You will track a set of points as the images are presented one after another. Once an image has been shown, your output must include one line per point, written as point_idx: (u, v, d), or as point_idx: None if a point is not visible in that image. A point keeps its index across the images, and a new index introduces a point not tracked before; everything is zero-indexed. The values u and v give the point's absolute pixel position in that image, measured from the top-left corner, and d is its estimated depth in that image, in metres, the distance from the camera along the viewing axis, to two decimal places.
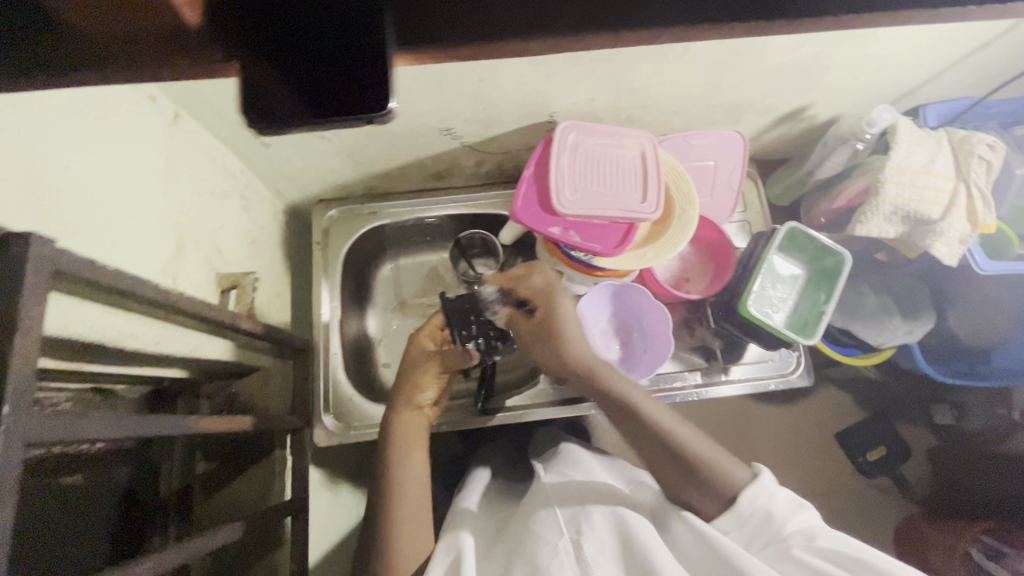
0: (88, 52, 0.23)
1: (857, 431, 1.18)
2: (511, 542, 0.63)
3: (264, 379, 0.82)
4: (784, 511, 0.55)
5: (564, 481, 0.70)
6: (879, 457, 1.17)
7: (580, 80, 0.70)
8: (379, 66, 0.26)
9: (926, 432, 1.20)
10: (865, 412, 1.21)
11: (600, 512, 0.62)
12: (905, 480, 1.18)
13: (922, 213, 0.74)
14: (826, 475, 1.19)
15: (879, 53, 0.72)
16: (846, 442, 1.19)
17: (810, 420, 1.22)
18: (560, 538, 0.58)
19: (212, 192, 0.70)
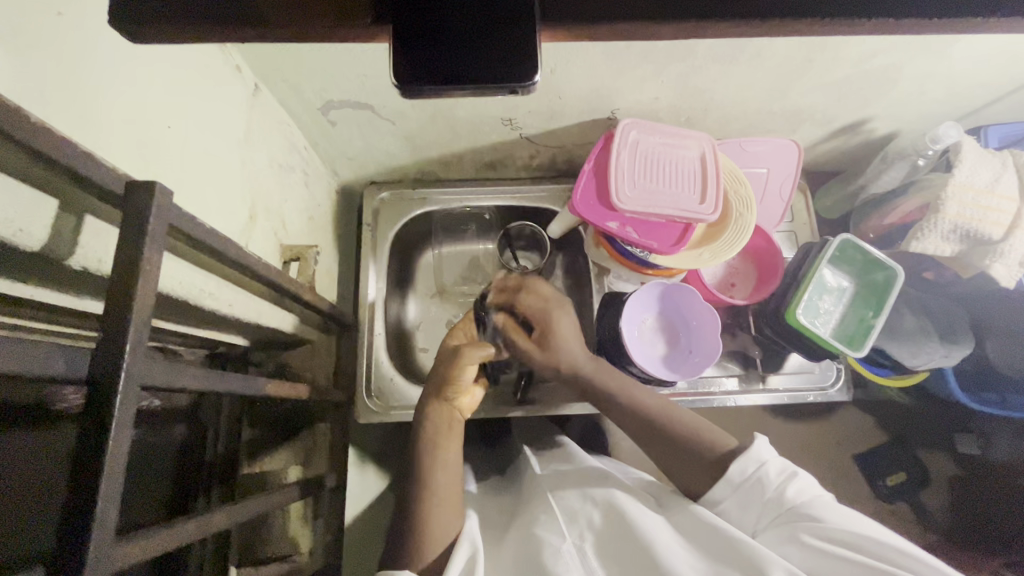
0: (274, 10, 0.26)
1: (883, 454, 1.16)
2: (523, 534, 0.61)
3: (310, 352, 0.84)
4: (775, 478, 0.57)
5: (561, 481, 0.70)
6: (899, 482, 1.14)
7: (649, 77, 0.71)
8: (526, 38, 0.27)
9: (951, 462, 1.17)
10: (892, 436, 1.19)
11: (601, 506, 0.61)
12: (927, 509, 1.14)
13: (982, 233, 0.74)
14: (846, 497, 1.16)
15: (950, 69, 0.72)
16: (869, 464, 1.16)
17: (834, 439, 1.20)
18: (563, 542, 0.57)
19: (280, 165, 0.71)
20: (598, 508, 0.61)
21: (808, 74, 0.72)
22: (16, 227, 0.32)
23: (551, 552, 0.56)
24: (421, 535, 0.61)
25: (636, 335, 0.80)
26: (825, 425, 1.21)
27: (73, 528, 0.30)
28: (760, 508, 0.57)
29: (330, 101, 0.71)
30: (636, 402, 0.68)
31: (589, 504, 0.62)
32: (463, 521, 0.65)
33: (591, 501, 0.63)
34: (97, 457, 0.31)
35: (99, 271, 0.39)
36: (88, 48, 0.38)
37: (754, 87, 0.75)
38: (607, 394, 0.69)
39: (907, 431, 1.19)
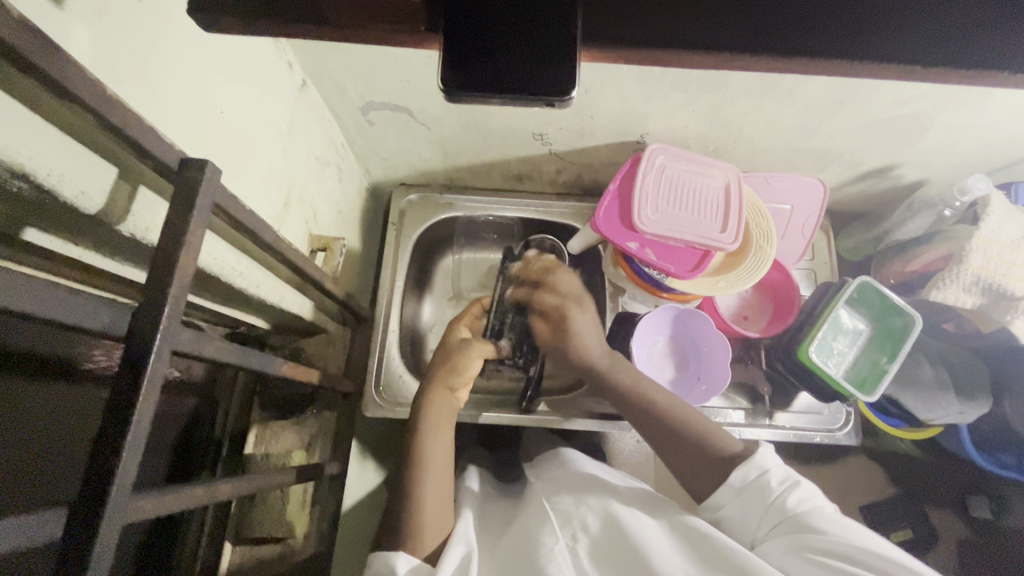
0: (341, 14, 0.28)
1: (887, 507, 1.14)
2: (517, 538, 0.62)
3: (326, 342, 0.87)
4: (778, 486, 0.57)
5: (559, 485, 0.70)
6: (904, 539, 1.11)
7: (680, 105, 0.73)
8: (569, 54, 0.29)
9: (960, 524, 1.13)
10: (898, 489, 1.16)
11: (596, 512, 0.62)
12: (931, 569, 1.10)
13: (1005, 287, 0.74)
14: None
15: (982, 121, 0.72)
16: (873, 516, 1.14)
17: (838, 485, 1.18)
18: (556, 543, 0.57)
19: (317, 159, 0.75)
20: (592, 514, 0.61)
21: (839, 115, 0.73)
22: (78, 189, 0.34)
23: (544, 551, 0.56)
24: (414, 516, 0.62)
25: (645, 356, 0.80)
26: (830, 470, 1.19)
27: (98, 473, 0.32)
28: (760, 514, 0.57)
29: (371, 102, 0.74)
30: (661, 406, 0.68)
31: (584, 508, 0.63)
32: (450, 523, 0.64)
33: (585, 506, 0.63)
34: (126, 409, 0.33)
35: (145, 239, 0.42)
36: (157, 31, 0.40)
37: (785, 124, 0.76)
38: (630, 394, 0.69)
39: (915, 484, 1.16)
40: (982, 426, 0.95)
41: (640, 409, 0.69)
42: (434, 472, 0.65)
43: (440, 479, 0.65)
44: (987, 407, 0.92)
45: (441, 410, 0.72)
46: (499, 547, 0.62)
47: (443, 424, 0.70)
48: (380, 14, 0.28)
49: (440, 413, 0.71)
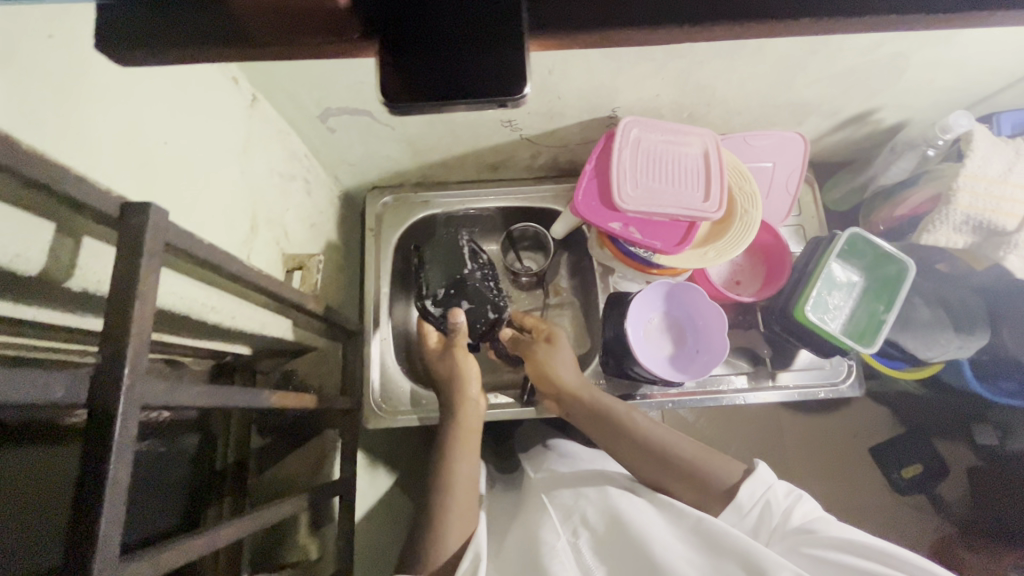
0: (266, 29, 0.26)
1: (895, 447, 1.23)
2: (521, 534, 0.63)
3: (318, 360, 0.83)
4: (783, 501, 0.60)
5: (557, 480, 0.71)
6: (914, 474, 1.21)
7: (648, 75, 0.70)
8: (519, 47, 0.26)
9: (966, 453, 1.23)
10: (902, 428, 1.27)
11: (595, 503, 0.63)
12: (941, 499, 1.22)
13: (995, 223, 0.71)
14: (861, 488, 1.24)
15: (957, 55, 0.70)
16: (880, 456, 1.24)
17: (844, 430, 1.28)
18: (558, 539, 0.59)
19: (281, 175, 0.72)
20: (591, 506, 0.63)
21: (812, 66, 0.70)
22: (10, 253, 0.32)
23: (546, 548, 0.58)
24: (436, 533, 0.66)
25: (641, 335, 0.78)
26: (837, 418, 1.29)
27: (77, 550, 0.30)
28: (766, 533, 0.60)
29: (328, 108, 0.71)
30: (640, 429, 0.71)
31: (583, 501, 0.64)
32: (473, 524, 0.69)
33: (585, 498, 0.64)
34: (97, 478, 0.31)
35: (100, 291, 0.40)
36: (79, 68, 0.38)
37: (757, 80, 0.74)
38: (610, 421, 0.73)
39: (923, 422, 1.25)
40: (985, 359, 0.96)
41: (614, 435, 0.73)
42: (460, 486, 0.72)
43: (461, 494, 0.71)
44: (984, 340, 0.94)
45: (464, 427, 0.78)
46: (504, 547, 0.64)
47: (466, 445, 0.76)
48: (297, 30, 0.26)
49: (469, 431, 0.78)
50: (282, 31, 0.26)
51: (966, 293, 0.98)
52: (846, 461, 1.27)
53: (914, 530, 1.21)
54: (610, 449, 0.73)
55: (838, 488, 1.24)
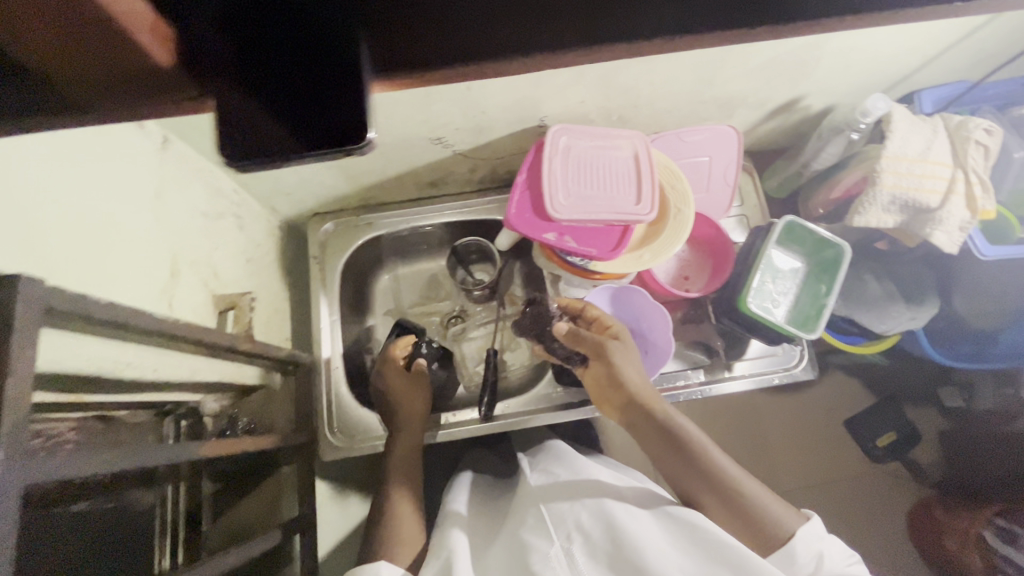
0: (85, 91, 0.24)
1: (868, 417, 1.26)
2: (510, 544, 0.64)
3: (268, 396, 0.82)
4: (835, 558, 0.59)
5: (554, 481, 0.71)
6: (889, 442, 1.24)
7: (568, 84, 0.70)
8: (359, 87, 0.27)
9: (937, 416, 1.27)
10: (876, 397, 1.29)
11: (590, 510, 0.63)
12: (917, 464, 1.26)
13: (920, 202, 0.73)
14: (840, 461, 1.28)
15: (869, 42, 0.71)
16: (855, 428, 1.27)
17: (820, 405, 1.30)
18: (551, 547, 0.60)
19: (205, 215, 0.70)
20: (585, 512, 0.63)
21: (730, 63, 0.71)
22: None
23: (539, 557, 0.59)
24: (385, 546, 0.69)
25: (591, 341, 0.78)
26: (812, 395, 1.31)
27: None
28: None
29: None
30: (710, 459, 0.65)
31: (577, 507, 0.64)
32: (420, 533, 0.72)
33: (579, 504, 0.65)
34: None
35: None
36: None
37: (678, 80, 0.74)
38: (677, 443, 0.66)
39: (893, 389, 1.28)
40: (941, 325, 1.09)
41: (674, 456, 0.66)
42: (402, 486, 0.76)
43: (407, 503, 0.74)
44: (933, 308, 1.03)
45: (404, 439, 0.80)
46: (490, 557, 0.65)
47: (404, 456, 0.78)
48: (119, 96, 0.25)
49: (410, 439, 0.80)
50: (100, 91, 0.25)
51: (913, 265, 1.06)
52: (819, 437, 1.29)
53: (893, 495, 1.25)
54: (664, 466, 0.67)
55: (817, 464, 1.27)
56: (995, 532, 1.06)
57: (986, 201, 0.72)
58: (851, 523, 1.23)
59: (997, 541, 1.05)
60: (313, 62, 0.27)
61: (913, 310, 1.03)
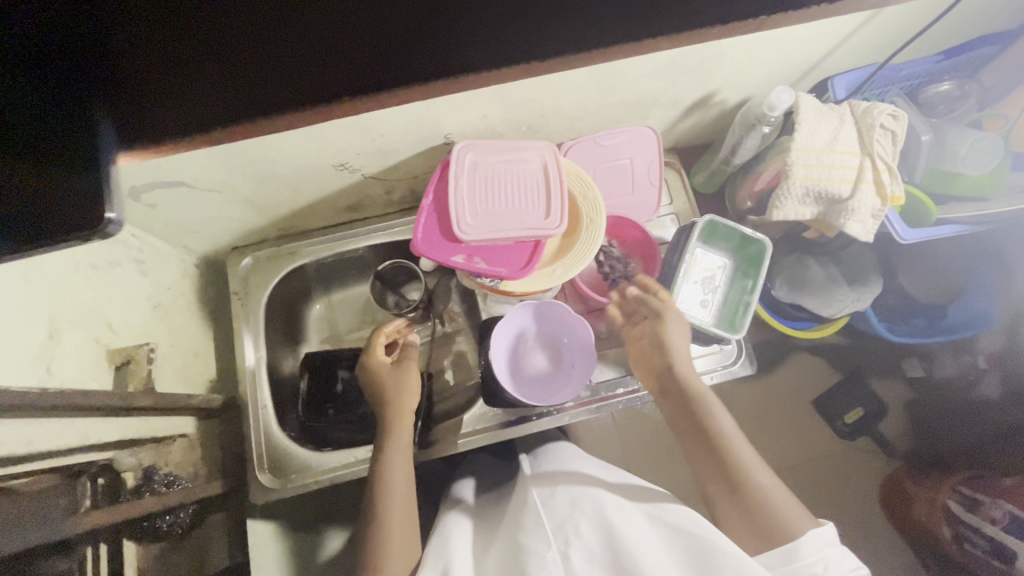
0: None
1: (835, 396, 1.25)
2: (501, 556, 0.63)
3: (190, 445, 0.79)
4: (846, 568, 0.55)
5: (551, 486, 0.71)
6: (856, 418, 1.24)
7: (462, 102, 0.67)
8: (97, 177, 0.36)
9: (902, 388, 1.26)
10: (842, 374, 1.27)
11: (589, 517, 0.62)
12: (884, 438, 1.25)
13: (831, 192, 0.72)
14: (813, 442, 1.26)
15: (768, 39, 0.70)
16: (824, 408, 1.25)
17: (788, 389, 1.27)
18: (548, 550, 0.59)
19: (95, 266, 0.67)
20: (584, 517, 0.62)
21: (628, 68, 0.69)
22: None
23: (536, 560, 0.58)
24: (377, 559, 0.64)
25: (516, 359, 0.77)
26: (778, 378, 1.28)
27: None
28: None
29: (134, 187, 0.66)
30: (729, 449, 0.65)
31: (576, 513, 0.63)
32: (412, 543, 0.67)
33: (579, 510, 0.64)
34: None
35: None
36: None
37: (579, 88, 0.72)
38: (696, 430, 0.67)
39: (856, 364, 1.27)
40: (891, 302, 1.11)
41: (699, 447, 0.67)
42: (399, 487, 0.70)
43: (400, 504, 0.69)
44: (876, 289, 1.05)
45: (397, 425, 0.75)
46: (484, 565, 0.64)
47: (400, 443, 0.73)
48: None
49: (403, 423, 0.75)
50: None
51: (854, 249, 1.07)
52: (788, 420, 1.27)
53: (866, 471, 1.24)
54: (691, 458, 0.68)
55: (787, 447, 1.25)
56: (959, 498, 1.10)
57: (894, 186, 0.72)
58: (826, 504, 1.22)
59: (959, 506, 1.09)
60: (80, 146, 0.37)
61: (857, 292, 1.04)
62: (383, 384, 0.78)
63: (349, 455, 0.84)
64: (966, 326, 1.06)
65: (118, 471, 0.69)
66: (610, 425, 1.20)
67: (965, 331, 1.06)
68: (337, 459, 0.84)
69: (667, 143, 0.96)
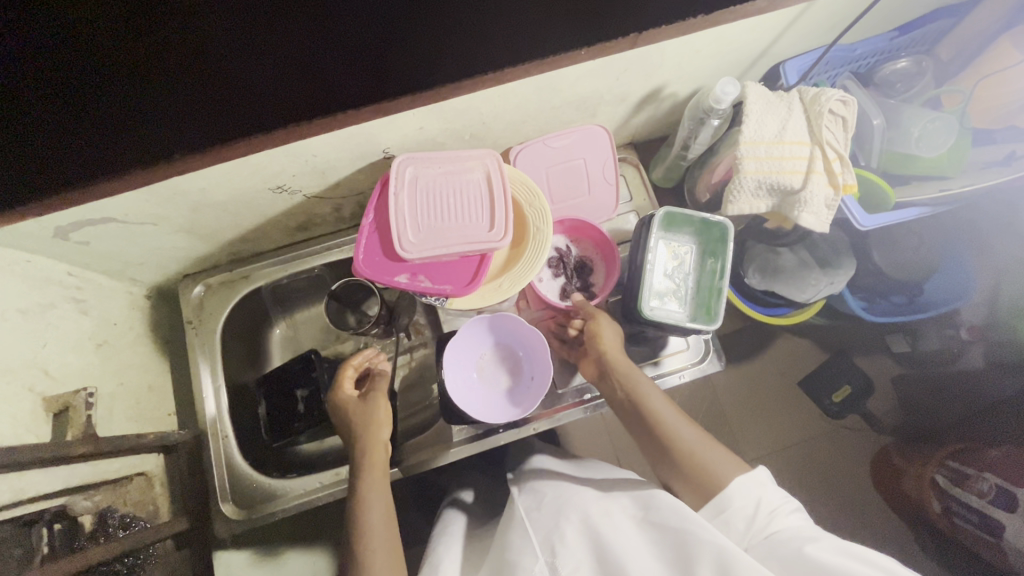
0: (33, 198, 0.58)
1: (820, 376, 1.24)
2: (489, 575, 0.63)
3: (148, 483, 0.77)
4: (775, 501, 0.59)
5: (539, 494, 0.70)
6: (845, 397, 1.23)
7: (393, 117, 0.64)
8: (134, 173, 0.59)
9: (888, 363, 1.25)
10: (826, 352, 1.26)
11: (574, 524, 0.61)
12: (874, 416, 1.23)
13: (784, 184, 0.70)
14: (802, 426, 1.25)
15: (708, 32, 0.67)
16: (810, 388, 1.25)
17: (773, 371, 1.26)
18: (535, 564, 0.58)
19: (24, 311, 0.64)
20: (569, 525, 0.61)
21: (564, 70, 0.66)
22: None
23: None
24: None
25: (472, 372, 0.76)
26: (762, 362, 1.27)
27: None
28: (747, 530, 0.58)
29: (61, 227, 0.64)
30: (665, 421, 0.69)
31: (561, 521, 0.62)
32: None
33: (564, 518, 0.63)
34: None
35: None
36: None
37: (517, 93, 0.69)
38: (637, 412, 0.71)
39: (840, 343, 1.25)
40: (867, 282, 1.08)
41: (641, 430, 0.71)
42: (375, 525, 0.68)
43: (382, 538, 0.67)
44: (852, 270, 1.01)
45: (371, 461, 0.73)
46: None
47: (373, 479, 0.71)
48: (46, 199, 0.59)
49: (374, 456, 0.73)
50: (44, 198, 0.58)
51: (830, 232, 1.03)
52: (774, 404, 1.25)
53: (855, 450, 1.23)
54: (640, 442, 0.72)
55: (774, 433, 1.24)
56: (946, 473, 1.04)
57: (846, 174, 0.70)
58: (816, 487, 1.22)
59: (946, 481, 1.03)
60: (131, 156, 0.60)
61: (830, 275, 1.01)
62: (352, 417, 0.77)
63: (315, 480, 0.84)
64: (943, 304, 1.04)
65: (73, 518, 0.66)
66: (593, 423, 1.19)
67: (942, 309, 1.04)
68: (306, 484, 0.84)
69: (623, 138, 0.94)
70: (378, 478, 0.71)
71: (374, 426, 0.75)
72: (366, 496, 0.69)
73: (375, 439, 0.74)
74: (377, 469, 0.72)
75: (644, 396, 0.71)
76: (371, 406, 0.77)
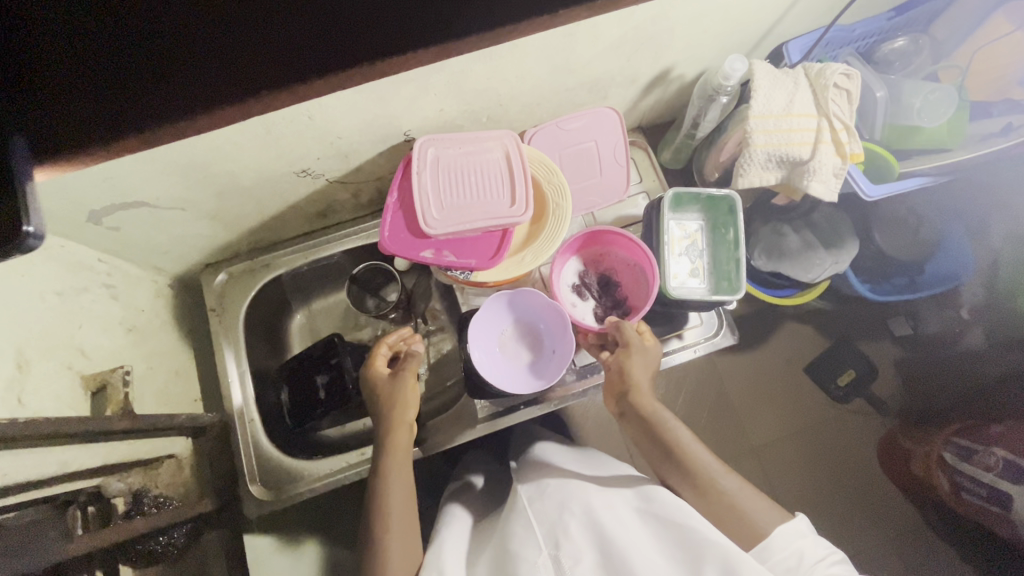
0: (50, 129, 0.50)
1: (825, 363, 1.24)
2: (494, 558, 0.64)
3: (178, 466, 0.78)
4: (817, 551, 0.56)
5: (541, 483, 0.71)
6: (850, 380, 1.23)
7: (416, 96, 0.66)
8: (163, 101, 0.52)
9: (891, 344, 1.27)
10: (830, 340, 1.26)
11: (577, 515, 0.62)
12: (879, 400, 1.23)
13: (792, 155, 0.73)
14: (811, 411, 1.25)
15: (719, 9, 0.69)
16: (816, 376, 1.24)
17: (780, 354, 1.27)
18: (538, 555, 0.59)
19: (60, 294, 0.66)
20: (573, 517, 0.62)
21: (580, 49, 0.68)
22: None
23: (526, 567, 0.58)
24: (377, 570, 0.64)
25: (495, 349, 0.78)
26: (773, 345, 1.27)
27: None
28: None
29: (93, 212, 0.66)
30: (706, 465, 0.65)
31: (564, 513, 0.63)
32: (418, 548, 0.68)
33: (567, 509, 0.63)
34: None
35: None
36: None
37: (533, 74, 0.71)
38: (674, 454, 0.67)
39: (843, 329, 1.26)
40: (870, 262, 1.11)
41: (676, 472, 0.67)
42: (395, 499, 0.69)
43: (401, 514, 0.69)
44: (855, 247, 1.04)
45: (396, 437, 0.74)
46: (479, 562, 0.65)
47: (398, 454, 0.73)
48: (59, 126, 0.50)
49: (399, 434, 0.74)
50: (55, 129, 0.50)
51: (831, 211, 1.06)
52: (784, 387, 1.26)
53: (862, 432, 1.23)
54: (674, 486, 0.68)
55: (784, 416, 1.25)
56: (953, 449, 1.04)
57: (852, 144, 0.73)
58: (827, 469, 1.22)
59: (953, 457, 1.04)
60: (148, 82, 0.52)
61: (834, 254, 1.04)
62: (381, 393, 0.79)
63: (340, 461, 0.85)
64: (942, 282, 1.06)
65: (108, 497, 0.67)
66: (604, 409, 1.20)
67: (941, 287, 1.06)
68: (331, 465, 0.85)
69: (632, 123, 0.96)
70: (402, 456, 0.73)
71: (401, 406, 0.76)
72: (389, 469, 0.71)
73: (401, 418, 0.75)
74: (400, 452, 0.73)
75: (680, 438, 0.67)
76: (399, 387, 0.78)
